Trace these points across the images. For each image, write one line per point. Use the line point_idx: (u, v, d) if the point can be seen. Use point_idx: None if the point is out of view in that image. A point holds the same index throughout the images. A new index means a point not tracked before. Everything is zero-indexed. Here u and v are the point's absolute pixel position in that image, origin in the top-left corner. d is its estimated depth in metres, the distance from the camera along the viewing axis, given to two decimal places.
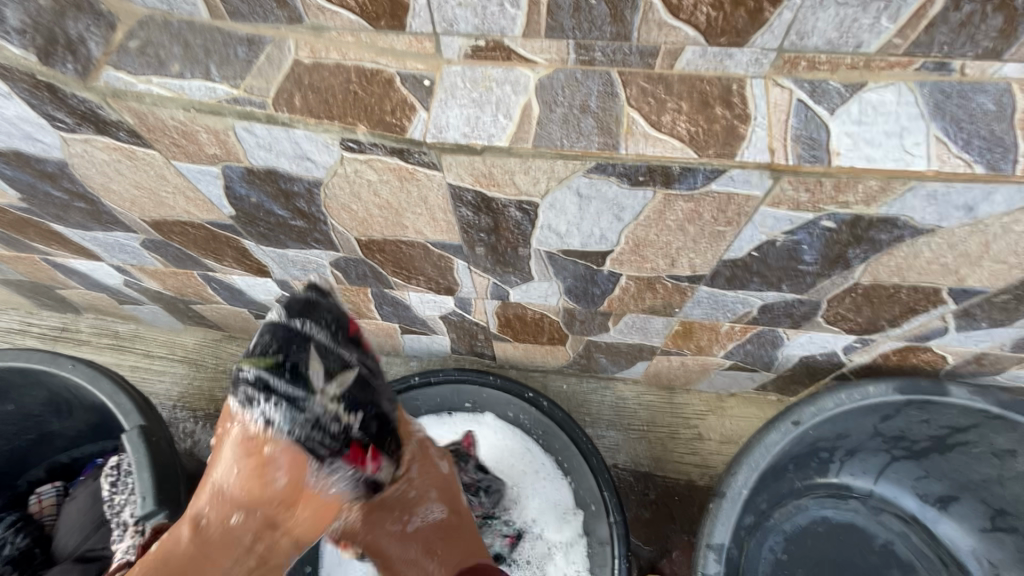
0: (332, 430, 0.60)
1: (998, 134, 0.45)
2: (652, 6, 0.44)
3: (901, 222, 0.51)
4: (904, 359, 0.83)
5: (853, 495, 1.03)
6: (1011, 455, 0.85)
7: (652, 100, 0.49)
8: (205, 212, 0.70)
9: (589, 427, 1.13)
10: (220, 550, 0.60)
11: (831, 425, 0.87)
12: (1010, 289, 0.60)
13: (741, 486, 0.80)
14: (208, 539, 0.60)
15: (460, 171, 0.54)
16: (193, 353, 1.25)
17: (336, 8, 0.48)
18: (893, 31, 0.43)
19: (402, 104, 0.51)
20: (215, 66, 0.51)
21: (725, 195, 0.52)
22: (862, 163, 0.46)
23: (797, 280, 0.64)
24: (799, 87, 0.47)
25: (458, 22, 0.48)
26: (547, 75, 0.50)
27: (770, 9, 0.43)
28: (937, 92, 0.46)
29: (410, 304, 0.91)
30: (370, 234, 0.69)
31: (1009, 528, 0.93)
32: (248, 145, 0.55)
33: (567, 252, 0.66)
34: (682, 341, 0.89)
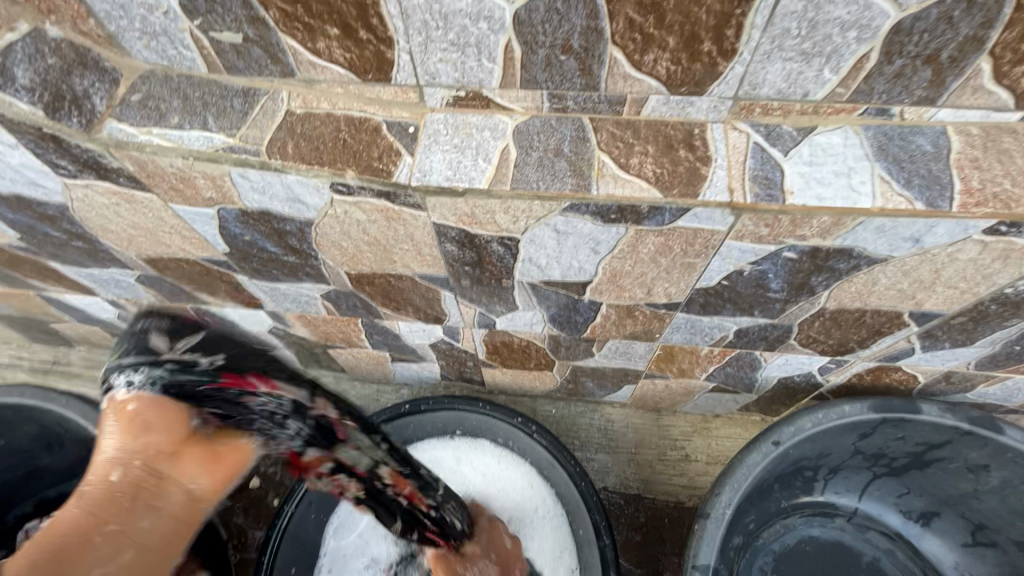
0: (196, 368, 0.57)
1: (935, 173, 0.49)
2: (616, 61, 0.48)
3: (857, 253, 0.55)
4: (878, 378, 0.86)
5: (839, 512, 1.04)
6: (985, 470, 0.87)
7: (621, 144, 0.53)
8: (200, 249, 0.73)
9: (578, 450, 1.14)
10: (79, 527, 0.52)
11: (812, 444, 0.90)
12: (965, 312, 0.64)
13: (725, 507, 0.81)
14: (93, 501, 0.54)
15: (443, 212, 0.57)
16: None
17: (327, 63, 0.52)
18: (836, 81, 0.47)
19: (388, 150, 0.54)
20: (213, 117, 0.55)
21: (692, 231, 0.55)
22: (813, 202, 0.50)
23: (767, 306, 0.68)
24: (755, 130, 0.52)
25: (440, 75, 0.52)
26: (523, 121, 0.54)
27: (723, 64, 0.47)
28: (880, 135, 0.50)
29: (400, 334, 0.94)
30: (360, 268, 0.72)
31: (989, 542, 0.95)
32: (242, 190, 0.58)
33: (548, 282, 0.69)
34: (664, 365, 0.92)
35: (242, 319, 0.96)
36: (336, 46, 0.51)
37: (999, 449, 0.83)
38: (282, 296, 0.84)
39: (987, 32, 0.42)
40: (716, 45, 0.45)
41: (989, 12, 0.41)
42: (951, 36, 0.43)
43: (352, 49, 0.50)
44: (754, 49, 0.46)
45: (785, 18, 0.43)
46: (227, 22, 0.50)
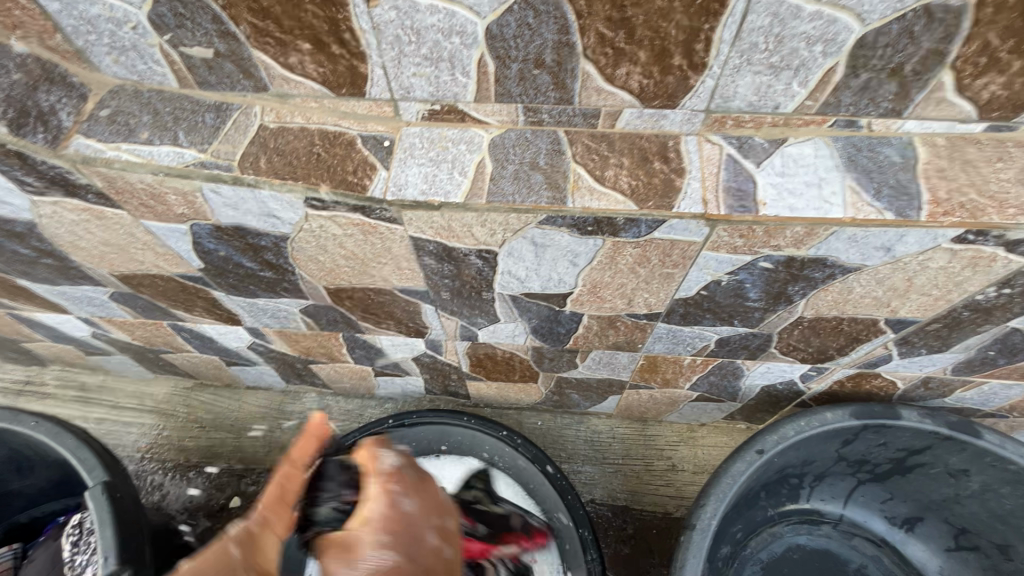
0: None
1: (903, 183, 0.49)
2: (590, 75, 0.49)
3: (831, 262, 0.56)
4: (859, 385, 0.87)
5: (825, 519, 1.05)
6: (965, 475, 0.88)
7: (596, 156, 0.53)
8: (174, 266, 0.72)
9: (565, 463, 1.13)
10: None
11: (796, 452, 0.90)
12: (939, 319, 0.65)
13: (711, 518, 0.81)
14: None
15: (420, 225, 0.57)
16: (163, 403, 1.23)
17: (300, 78, 0.52)
18: (805, 94, 0.48)
19: (363, 163, 0.54)
20: (184, 132, 0.54)
21: (668, 242, 0.55)
22: (785, 213, 0.50)
23: (746, 315, 0.68)
24: (727, 142, 0.52)
25: (414, 89, 0.52)
26: (499, 134, 0.54)
27: (694, 77, 0.47)
28: (850, 146, 0.51)
29: (382, 348, 0.93)
30: (339, 282, 0.71)
31: (972, 546, 0.96)
32: (215, 205, 0.58)
33: (529, 294, 0.69)
34: (648, 375, 0.91)
35: (220, 335, 0.94)
36: (309, 60, 0.50)
37: (978, 453, 0.84)
38: (260, 311, 0.83)
39: (948, 45, 0.43)
40: (686, 59, 0.46)
41: (949, 26, 0.42)
42: (913, 50, 0.44)
43: (325, 64, 0.50)
44: (723, 62, 0.46)
45: (753, 33, 0.43)
46: (198, 37, 0.49)
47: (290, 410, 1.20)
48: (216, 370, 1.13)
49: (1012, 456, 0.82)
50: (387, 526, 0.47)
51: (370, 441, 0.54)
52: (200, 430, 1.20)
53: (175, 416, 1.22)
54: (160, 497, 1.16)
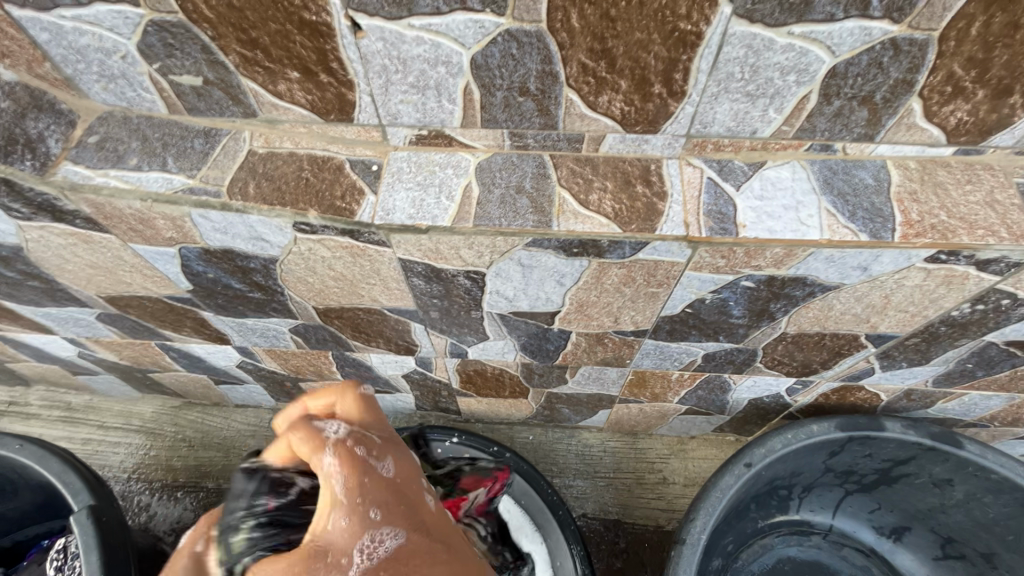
0: None
1: (877, 206, 0.51)
2: (573, 102, 0.50)
3: (811, 281, 0.57)
4: (843, 398, 0.88)
5: (815, 530, 1.05)
6: (949, 484, 0.90)
7: (580, 180, 0.54)
8: (162, 287, 0.71)
9: (556, 477, 1.13)
10: None
11: (784, 464, 0.90)
12: (918, 334, 0.66)
13: (701, 532, 0.81)
14: None
15: (408, 248, 0.57)
16: (150, 422, 1.22)
17: (289, 104, 0.53)
18: (781, 120, 0.50)
19: (351, 188, 0.55)
20: (172, 158, 0.55)
21: (652, 263, 0.56)
22: (765, 235, 0.51)
23: (731, 332, 0.69)
24: (708, 166, 0.54)
25: (402, 115, 0.53)
26: (485, 159, 0.55)
27: (674, 104, 0.49)
28: (825, 169, 0.53)
29: (372, 365, 0.93)
30: (328, 303, 0.71)
31: (958, 555, 0.97)
32: (204, 230, 0.58)
33: (517, 313, 0.70)
34: (637, 389, 0.92)
35: (208, 354, 0.94)
36: (298, 88, 0.51)
37: (961, 463, 0.86)
38: (249, 331, 0.83)
39: (915, 75, 0.45)
40: (666, 87, 0.47)
41: (915, 58, 0.43)
42: (882, 79, 0.45)
43: (313, 91, 0.51)
44: (701, 90, 0.47)
45: (729, 63, 0.45)
46: (187, 65, 0.50)
47: None
48: (204, 389, 1.13)
49: (993, 466, 0.83)
50: (364, 501, 0.45)
51: (305, 418, 0.51)
52: (188, 449, 1.19)
53: (163, 435, 1.21)
54: (146, 518, 1.14)
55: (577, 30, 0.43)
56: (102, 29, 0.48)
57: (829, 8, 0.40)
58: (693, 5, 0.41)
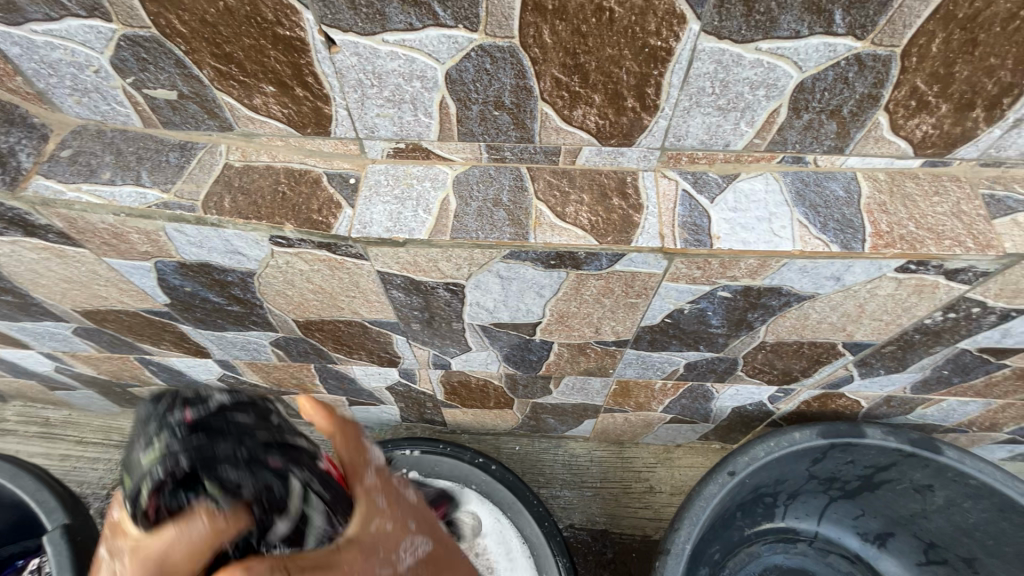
0: None
1: (848, 218, 0.52)
2: (548, 116, 0.50)
3: (786, 291, 0.58)
4: (825, 405, 0.89)
5: (801, 537, 1.06)
6: (930, 490, 0.90)
7: (557, 192, 0.55)
8: (139, 301, 0.70)
9: (543, 488, 1.13)
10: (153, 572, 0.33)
11: (768, 472, 0.91)
12: (893, 341, 0.67)
13: (685, 541, 0.81)
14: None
15: (386, 261, 0.57)
16: (130, 437, 1.19)
17: (265, 118, 0.53)
18: (752, 133, 0.50)
19: (328, 202, 0.55)
20: (147, 172, 0.54)
21: (629, 274, 0.57)
22: (739, 246, 0.52)
23: (711, 341, 0.70)
24: (682, 178, 0.54)
25: (378, 129, 0.53)
26: (463, 171, 0.56)
27: (648, 118, 0.49)
28: (797, 181, 0.53)
29: (355, 377, 0.92)
30: (308, 315, 0.71)
31: (941, 560, 0.98)
32: (179, 243, 0.57)
33: (499, 324, 0.70)
34: (622, 399, 0.92)
35: (188, 368, 0.93)
36: (274, 102, 0.51)
37: (941, 469, 0.87)
38: (229, 344, 0.82)
39: (880, 90, 0.46)
40: (639, 101, 0.48)
41: (879, 73, 0.44)
42: (849, 94, 0.46)
43: (289, 105, 0.51)
44: (674, 105, 0.48)
45: (700, 78, 0.46)
46: (161, 80, 0.50)
47: None
48: None
49: (972, 471, 0.84)
50: (402, 514, 0.41)
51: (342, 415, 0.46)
52: None
53: None
54: None
55: (549, 46, 0.44)
56: (74, 44, 0.47)
57: (794, 25, 0.41)
58: (662, 22, 0.41)
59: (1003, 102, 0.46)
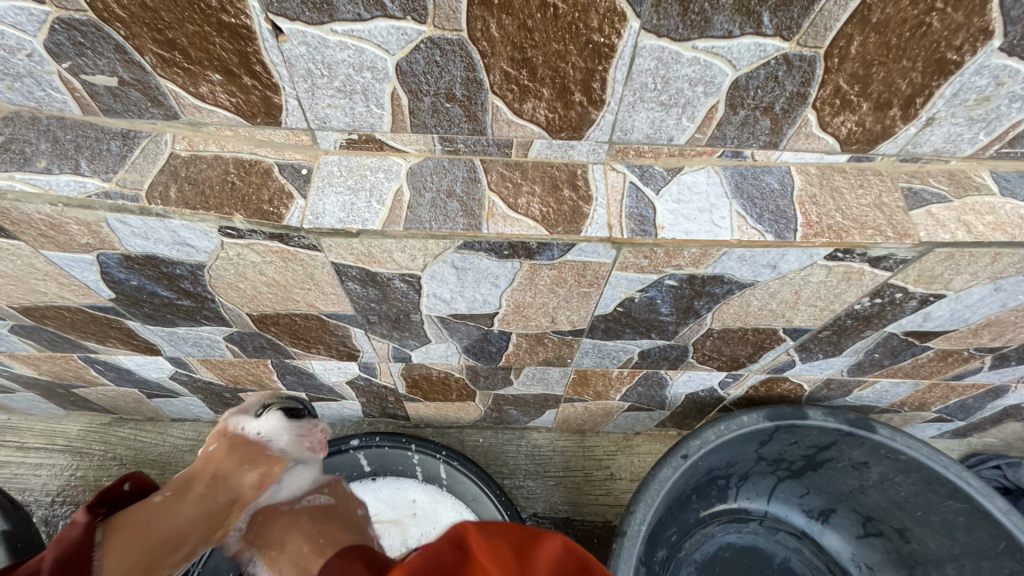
0: None
1: (782, 209, 0.55)
2: (499, 109, 0.51)
3: (728, 279, 0.61)
4: (771, 389, 0.94)
5: (752, 517, 1.11)
6: (866, 466, 0.97)
7: (509, 184, 0.56)
8: (80, 296, 0.68)
9: (507, 479, 1.15)
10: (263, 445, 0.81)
11: (718, 455, 0.95)
12: (829, 326, 0.71)
13: (640, 524, 0.84)
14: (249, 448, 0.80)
15: (340, 252, 0.57)
16: (77, 441, 1.14)
17: (212, 107, 0.52)
18: (694, 128, 0.53)
19: (279, 192, 0.54)
20: (86, 161, 0.53)
21: (580, 263, 0.59)
22: (681, 235, 0.54)
23: (662, 329, 0.73)
24: (630, 171, 0.57)
25: (330, 119, 0.53)
26: (417, 163, 0.56)
27: (595, 111, 0.51)
28: (737, 174, 0.57)
29: (314, 373, 0.91)
30: (262, 309, 0.70)
31: (878, 532, 1.04)
32: (123, 234, 0.56)
33: (456, 315, 0.71)
34: (581, 388, 0.95)
35: (137, 367, 0.90)
36: (220, 90, 0.50)
37: (874, 446, 0.93)
38: (180, 340, 0.80)
39: (808, 88, 0.49)
40: (586, 96, 0.49)
41: (806, 72, 0.47)
42: (779, 92, 0.49)
43: (237, 94, 0.50)
44: (619, 99, 0.50)
45: (642, 74, 0.47)
46: (99, 64, 0.48)
47: None
48: (136, 403, 1.07)
49: (902, 447, 0.90)
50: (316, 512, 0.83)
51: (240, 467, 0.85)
52: (119, 468, 1.12)
53: (91, 454, 1.14)
54: None
55: (497, 39, 0.45)
56: (3, 25, 0.45)
57: (727, 25, 0.44)
58: (604, 19, 0.43)
59: (918, 101, 0.50)
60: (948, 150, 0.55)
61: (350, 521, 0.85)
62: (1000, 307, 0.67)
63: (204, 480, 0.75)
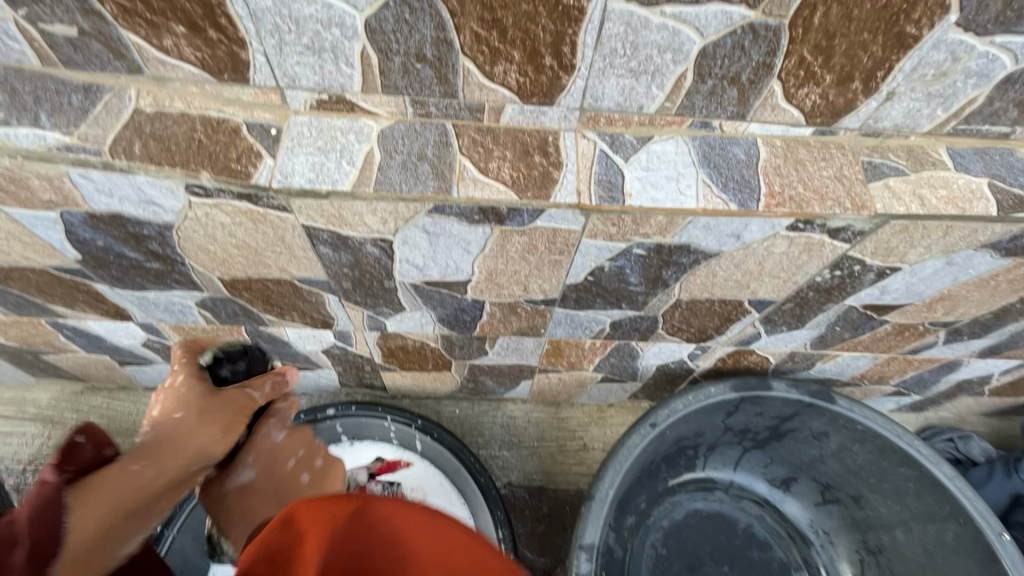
0: None
1: (746, 179, 0.56)
2: (470, 71, 0.51)
3: (694, 248, 0.63)
4: (738, 361, 0.97)
5: (717, 485, 1.16)
6: (826, 436, 1.01)
7: (481, 149, 0.56)
8: (45, 257, 0.67)
9: (482, 448, 1.17)
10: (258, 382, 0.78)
11: (685, 424, 0.98)
12: (791, 298, 0.74)
13: (608, 488, 0.87)
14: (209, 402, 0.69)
15: (310, 214, 0.57)
16: (47, 409, 1.13)
17: (177, 62, 0.51)
18: (663, 96, 0.54)
19: (248, 151, 0.54)
20: (46, 114, 0.52)
21: (551, 230, 0.60)
22: (648, 203, 0.55)
23: (632, 299, 0.74)
24: (601, 139, 0.57)
25: (300, 78, 0.52)
26: (389, 125, 0.56)
27: (565, 77, 0.51)
28: (705, 145, 0.58)
29: (289, 341, 0.91)
30: (233, 273, 0.69)
31: (835, 499, 1.10)
32: (86, 191, 0.55)
33: (430, 283, 0.71)
34: (554, 359, 0.96)
35: (108, 333, 0.89)
36: (185, 44, 0.49)
37: (833, 417, 0.97)
38: (151, 305, 0.79)
39: (773, 58, 0.50)
40: (556, 60, 0.50)
41: (771, 42, 0.48)
42: (746, 61, 0.50)
43: (203, 48, 0.49)
44: (589, 65, 0.50)
45: (612, 39, 0.48)
46: (57, 13, 0.47)
47: None
48: (108, 370, 1.06)
49: (859, 418, 0.94)
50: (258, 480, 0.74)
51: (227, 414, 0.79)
52: None
53: (62, 422, 1.13)
54: None
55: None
56: None
57: None
58: None
59: (878, 75, 0.51)
60: (907, 125, 0.57)
61: (282, 481, 0.75)
62: (952, 281, 0.70)
63: (169, 446, 0.63)
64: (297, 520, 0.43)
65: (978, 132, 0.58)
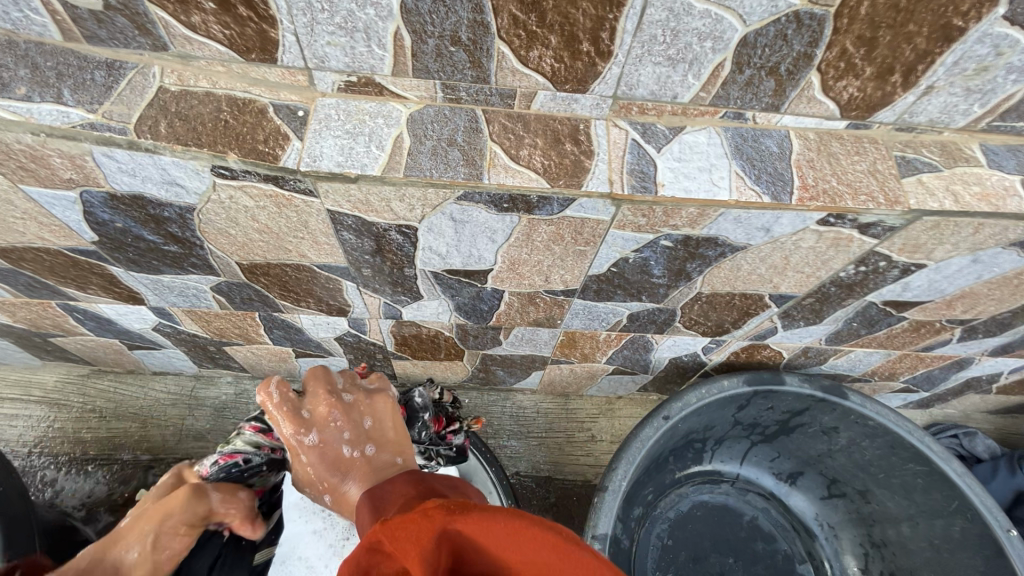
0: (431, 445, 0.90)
1: (780, 172, 0.56)
2: (504, 56, 0.50)
3: (721, 241, 0.62)
4: (751, 356, 0.97)
5: (724, 478, 1.17)
6: (835, 431, 1.02)
7: (511, 135, 0.55)
8: (61, 238, 0.66)
9: (491, 438, 1.17)
10: None
11: (697, 417, 0.98)
12: (813, 294, 0.73)
13: (622, 479, 0.87)
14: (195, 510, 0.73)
15: (337, 199, 0.56)
16: (54, 392, 1.12)
17: (204, 39, 0.49)
18: (699, 86, 0.53)
19: (275, 133, 0.53)
20: (69, 90, 0.50)
21: (579, 220, 0.59)
22: (680, 194, 0.55)
23: (653, 292, 0.74)
24: (632, 128, 0.56)
25: (329, 59, 0.51)
26: (417, 110, 0.55)
27: (602, 64, 0.50)
28: (737, 136, 0.57)
29: (303, 328, 0.91)
30: (252, 258, 0.69)
31: (841, 493, 1.11)
32: (109, 171, 0.54)
33: (451, 271, 0.71)
34: (568, 350, 0.96)
35: (119, 316, 0.88)
36: (213, 21, 0.48)
37: (846, 412, 0.97)
38: (165, 289, 0.78)
39: (814, 49, 0.49)
40: (594, 46, 0.48)
41: (814, 32, 0.47)
42: (786, 52, 0.49)
43: (232, 26, 0.48)
44: (627, 51, 0.49)
45: (652, 25, 0.47)
46: None
47: (203, 397, 1.15)
48: (117, 354, 1.05)
49: (871, 414, 0.95)
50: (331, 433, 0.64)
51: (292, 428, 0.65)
52: (99, 420, 1.11)
53: (69, 405, 1.12)
54: (53, 493, 1.07)
55: None
56: None
57: None
58: None
59: (919, 68, 0.50)
60: (942, 120, 0.56)
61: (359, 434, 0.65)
62: (976, 279, 0.70)
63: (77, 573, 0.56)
64: (389, 558, 0.35)
65: (1012, 130, 0.58)
